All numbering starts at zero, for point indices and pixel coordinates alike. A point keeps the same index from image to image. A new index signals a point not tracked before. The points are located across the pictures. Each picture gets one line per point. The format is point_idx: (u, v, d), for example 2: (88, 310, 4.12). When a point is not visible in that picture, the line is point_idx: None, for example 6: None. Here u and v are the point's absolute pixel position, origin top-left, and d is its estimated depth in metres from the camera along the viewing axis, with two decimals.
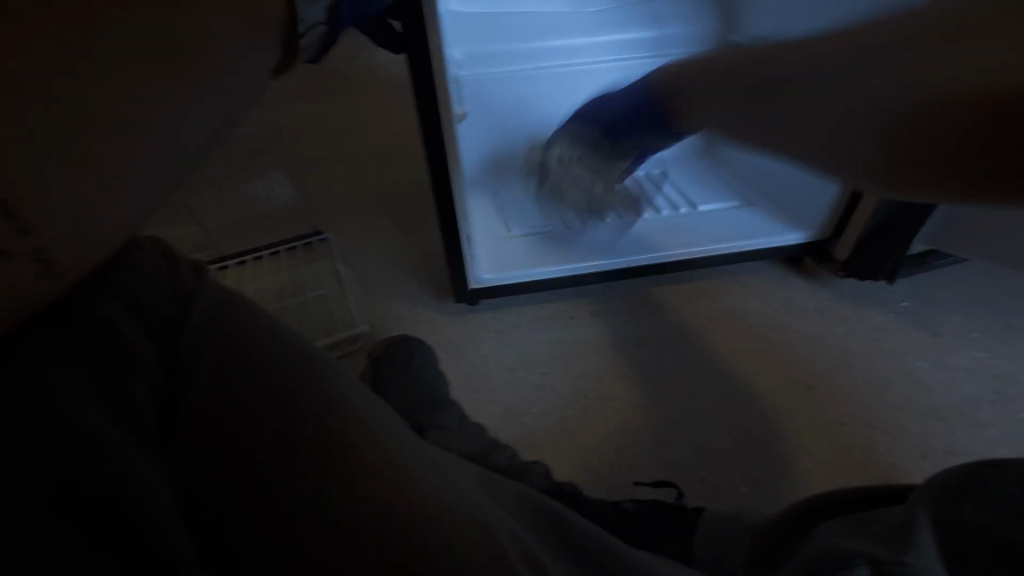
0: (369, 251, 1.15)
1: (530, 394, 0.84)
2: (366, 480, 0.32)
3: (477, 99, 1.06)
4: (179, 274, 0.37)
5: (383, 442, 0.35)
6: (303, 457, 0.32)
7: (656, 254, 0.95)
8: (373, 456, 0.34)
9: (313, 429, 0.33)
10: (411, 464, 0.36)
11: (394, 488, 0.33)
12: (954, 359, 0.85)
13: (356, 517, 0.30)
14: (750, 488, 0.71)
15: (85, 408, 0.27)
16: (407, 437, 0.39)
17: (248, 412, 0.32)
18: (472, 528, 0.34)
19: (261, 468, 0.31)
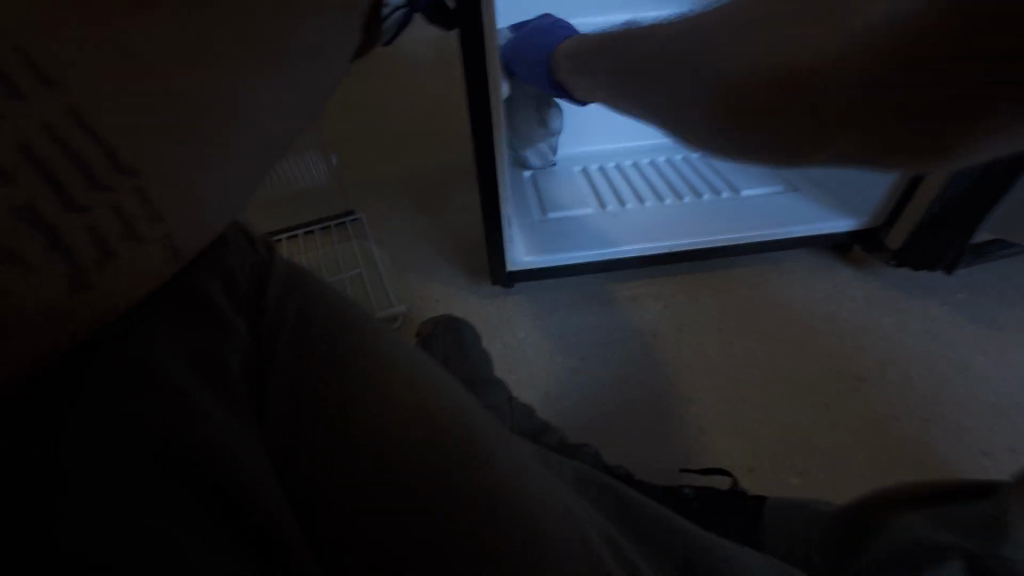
0: (403, 231, 1.15)
1: (569, 377, 0.84)
2: (437, 458, 0.31)
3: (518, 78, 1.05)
4: (254, 250, 0.38)
5: (458, 418, 0.33)
6: (376, 423, 0.31)
7: (698, 240, 0.93)
8: (448, 435, 0.32)
9: (386, 397, 0.32)
10: (488, 446, 0.33)
11: (469, 471, 0.31)
12: (1016, 353, 0.81)
13: (429, 495, 0.29)
14: (799, 479, 0.70)
15: (177, 369, 0.28)
16: (481, 415, 0.36)
17: (324, 377, 0.32)
18: (556, 521, 0.32)
19: (336, 440, 0.30)
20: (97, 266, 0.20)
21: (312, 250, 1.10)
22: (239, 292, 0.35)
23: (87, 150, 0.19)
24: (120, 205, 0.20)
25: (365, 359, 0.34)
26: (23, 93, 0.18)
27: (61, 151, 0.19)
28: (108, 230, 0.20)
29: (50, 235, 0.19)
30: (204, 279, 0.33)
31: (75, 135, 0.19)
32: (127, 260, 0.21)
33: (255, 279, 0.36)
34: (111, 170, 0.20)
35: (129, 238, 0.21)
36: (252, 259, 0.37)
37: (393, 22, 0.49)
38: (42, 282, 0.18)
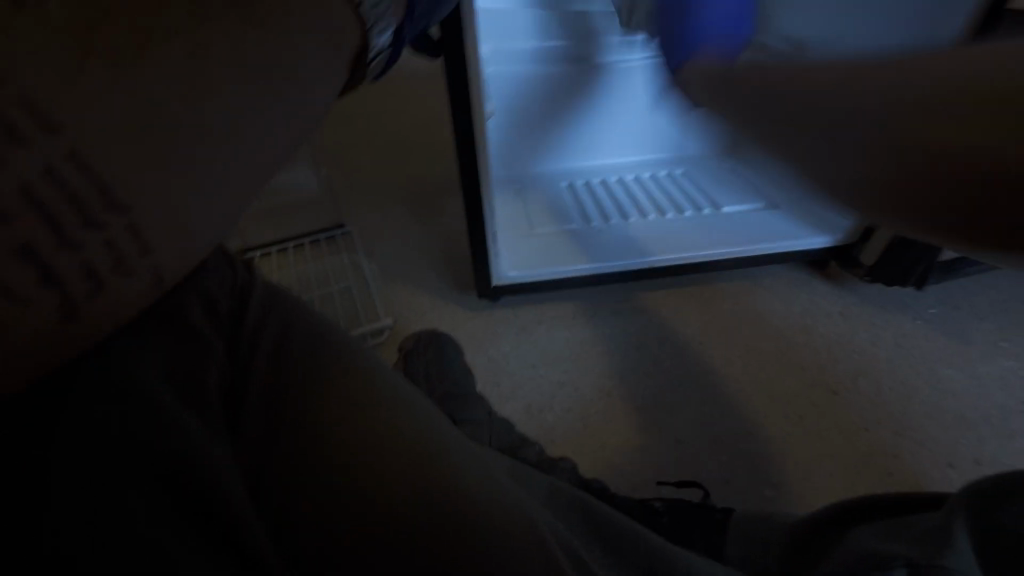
0: (391, 245, 1.16)
1: (553, 390, 0.85)
2: (404, 468, 0.32)
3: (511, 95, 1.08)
4: (235, 272, 0.40)
5: (424, 433, 0.35)
6: (348, 437, 0.33)
7: (680, 255, 0.95)
8: (414, 448, 0.34)
9: (359, 409, 0.34)
10: (455, 463, 0.35)
11: (431, 486, 0.32)
12: (984, 367, 0.84)
13: (394, 506, 0.31)
14: (776, 491, 0.71)
15: (158, 380, 0.30)
16: (450, 433, 0.38)
17: (301, 391, 0.34)
18: (522, 536, 0.33)
19: (310, 454, 0.32)
20: (87, 297, 0.22)
21: (300, 264, 1.11)
22: (221, 312, 0.37)
23: (81, 186, 0.21)
24: (110, 239, 0.22)
25: (340, 374, 0.36)
26: (25, 136, 0.19)
27: (57, 190, 0.20)
28: (101, 264, 0.22)
29: (44, 271, 0.20)
30: (189, 299, 0.35)
31: (69, 172, 0.20)
32: (114, 287, 0.23)
33: (236, 299, 0.38)
34: (105, 206, 0.22)
35: (118, 269, 0.23)
36: (233, 283, 0.39)
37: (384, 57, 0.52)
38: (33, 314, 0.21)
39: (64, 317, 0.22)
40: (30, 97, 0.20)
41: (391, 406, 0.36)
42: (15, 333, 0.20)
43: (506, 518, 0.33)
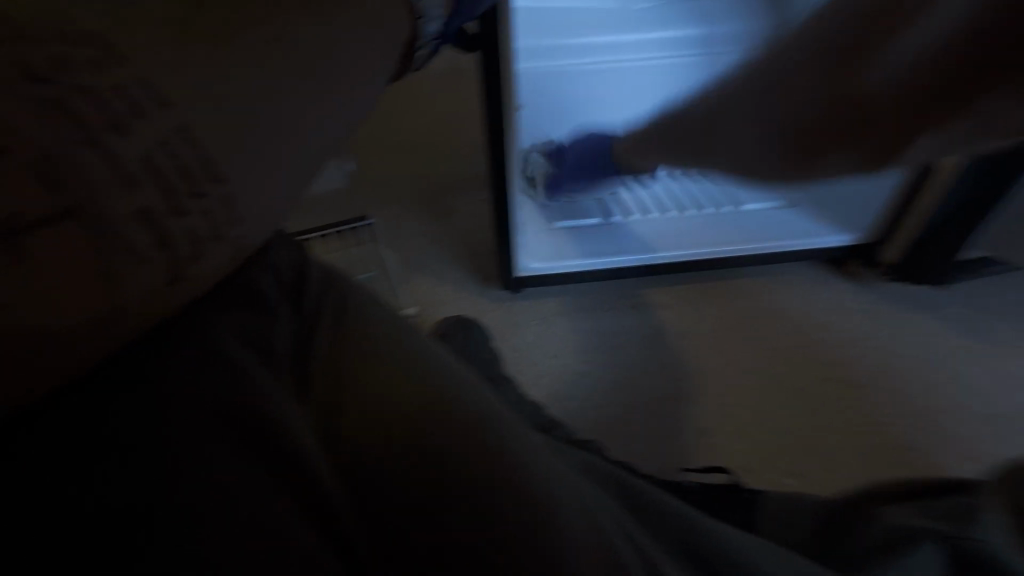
0: (415, 236, 1.19)
1: (575, 379, 0.87)
2: (461, 438, 0.33)
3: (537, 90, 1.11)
4: (293, 249, 0.42)
5: (477, 410, 0.36)
6: (406, 405, 0.34)
7: (702, 250, 0.97)
8: (469, 421, 0.35)
9: (411, 375, 0.36)
10: (507, 439, 0.36)
11: (485, 457, 0.33)
12: (1004, 364, 0.85)
13: (451, 471, 0.31)
14: (795, 480, 0.74)
15: (233, 339, 0.33)
16: (499, 411, 0.39)
17: (358, 357, 0.36)
18: (571, 506, 0.35)
19: (373, 421, 0.33)
20: (189, 260, 0.26)
21: None
22: (284, 283, 0.39)
23: (188, 158, 0.25)
24: (208, 208, 0.26)
25: (395, 350, 0.38)
26: (148, 114, 0.24)
27: (171, 161, 0.25)
28: (200, 233, 0.26)
29: (158, 228, 0.24)
30: (256, 269, 0.37)
31: (182, 145, 0.25)
32: (209, 255, 0.27)
33: (295, 273, 0.41)
34: (206, 178, 0.26)
35: (211, 235, 0.27)
36: (292, 260, 0.42)
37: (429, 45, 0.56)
38: (143, 274, 0.24)
39: (168, 281, 0.25)
40: (151, 84, 0.25)
41: (442, 376, 0.38)
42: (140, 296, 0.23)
43: (550, 486, 0.35)
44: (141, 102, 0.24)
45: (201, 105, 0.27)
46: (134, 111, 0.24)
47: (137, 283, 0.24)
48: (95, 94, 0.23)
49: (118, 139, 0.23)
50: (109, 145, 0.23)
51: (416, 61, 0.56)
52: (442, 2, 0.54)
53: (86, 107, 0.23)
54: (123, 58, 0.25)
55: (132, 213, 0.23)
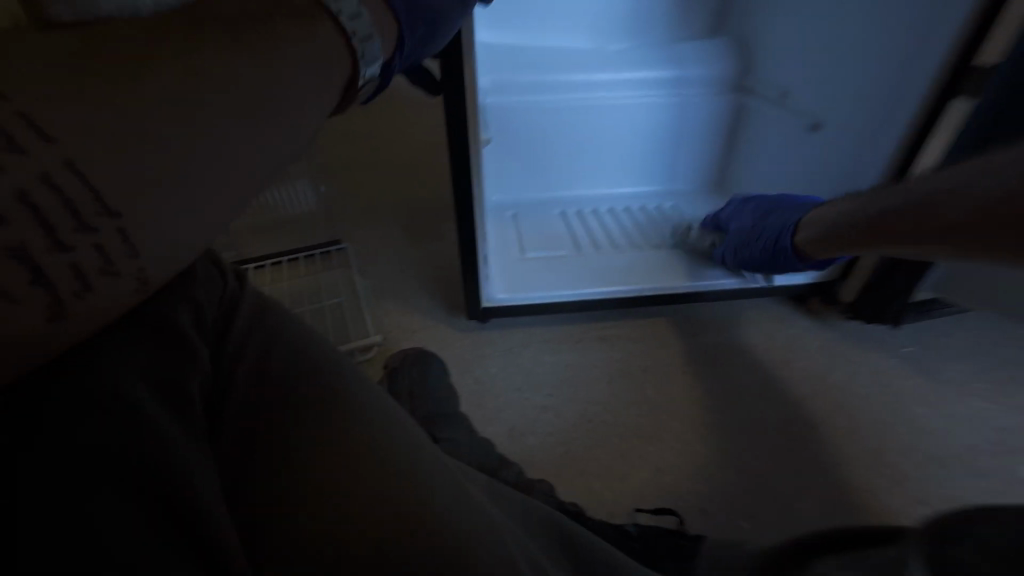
0: (385, 264, 1.18)
1: (536, 414, 0.86)
2: (377, 485, 0.33)
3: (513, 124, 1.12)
4: (223, 284, 0.42)
5: (401, 451, 0.36)
6: (323, 452, 0.34)
7: (667, 285, 0.98)
8: (392, 464, 0.35)
9: (327, 411, 0.36)
10: (432, 481, 0.35)
11: (404, 506, 0.32)
12: (957, 406, 0.86)
13: (364, 520, 0.31)
14: (751, 523, 0.72)
15: (136, 372, 0.31)
16: (430, 454, 0.38)
17: (278, 396, 0.36)
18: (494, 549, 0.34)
19: (286, 467, 0.33)
20: (74, 296, 0.25)
21: (292, 278, 1.13)
22: (209, 321, 0.39)
23: (76, 193, 0.25)
24: (101, 242, 0.26)
25: (321, 386, 0.37)
26: (27, 149, 0.24)
27: (54, 195, 0.25)
28: (87, 267, 0.26)
29: (32, 267, 0.24)
30: (178, 305, 0.37)
31: (67, 180, 0.25)
32: (100, 289, 0.26)
33: (223, 310, 0.41)
34: (100, 212, 0.26)
35: (104, 273, 0.26)
36: (221, 293, 0.42)
37: (374, 85, 0.57)
38: (22, 307, 0.23)
39: (50, 317, 0.24)
40: (37, 120, 0.25)
41: (366, 410, 0.38)
42: (8, 330, 0.23)
43: (472, 526, 0.34)
44: (23, 137, 0.25)
45: (93, 136, 0.27)
46: (12, 146, 0.24)
47: (2, 327, 0.23)
48: None
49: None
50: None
51: (359, 96, 0.55)
52: (384, 46, 0.54)
53: None
54: (3, 92, 0.26)
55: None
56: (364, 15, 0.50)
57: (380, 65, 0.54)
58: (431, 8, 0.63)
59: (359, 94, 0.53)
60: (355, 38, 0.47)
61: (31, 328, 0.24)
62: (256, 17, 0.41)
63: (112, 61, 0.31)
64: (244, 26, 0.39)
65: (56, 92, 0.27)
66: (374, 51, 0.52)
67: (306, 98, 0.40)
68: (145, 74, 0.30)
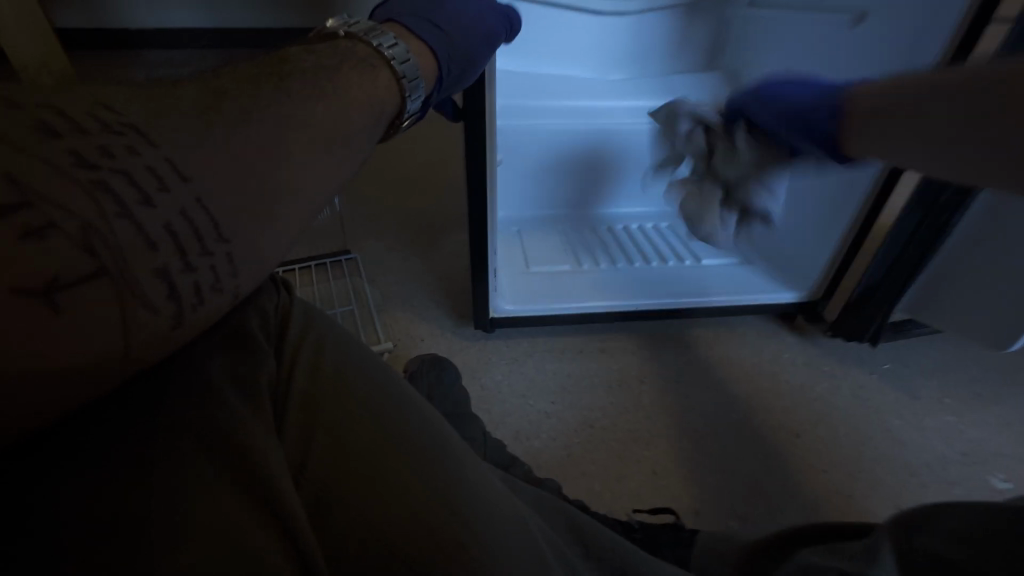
0: (396, 274, 1.23)
1: (540, 420, 0.91)
2: (423, 483, 0.37)
3: (523, 143, 1.18)
4: (280, 295, 0.47)
5: (442, 452, 0.41)
6: (376, 449, 0.38)
7: (664, 300, 1.05)
8: (435, 463, 0.39)
9: (373, 408, 0.41)
10: (469, 483, 0.40)
11: (446, 502, 0.37)
12: (930, 420, 0.92)
13: (415, 508, 0.36)
14: (741, 523, 0.77)
15: (219, 379, 0.37)
16: (467, 459, 0.43)
17: (334, 397, 0.40)
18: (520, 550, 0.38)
19: (344, 460, 0.37)
20: (191, 308, 0.33)
21: (306, 285, 1.18)
22: (271, 328, 0.44)
23: (202, 224, 0.34)
24: (214, 264, 0.34)
25: (372, 391, 0.42)
26: (171, 189, 0.32)
27: (188, 226, 0.33)
28: (204, 283, 0.34)
29: (170, 283, 0.32)
30: (247, 317, 0.42)
31: (196, 214, 0.33)
32: (209, 302, 0.34)
33: (281, 318, 0.45)
34: (216, 239, 0.34)
35: (214, 289, 0.34)
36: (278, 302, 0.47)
37: (414, 116, 0.64)
38: (161, 316, 0.31)
39: (175, 325, 0.32)
40: (177, 165, 0.33)
41: (405, 408, 0.43)
42: (150, 330, 0.31)
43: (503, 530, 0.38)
44: (168, 179, 0.32)
45: (213, 179, 0.34)
46: (160, 187, 0.32)
47: (146, 331, 0.30)
48: (136, 172, 0.31)
49: (145, 212, 0.31)
50: (137, 216, 0.31)
51: (402, 127, 0.63)
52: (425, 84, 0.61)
53: (124, 189, 0.30)
54: (154, 141, 0.33)
55: (152, 272, 0.31)
56: (411, 61, 0.60)
57: (419, 101, 0.61)
58: (464, 48, 0.70)
59: (401, 127, 0.62)
60: (404, 78, 0.57)
61: (161, 333, 0.31)
62: (325, 74, 0.49)
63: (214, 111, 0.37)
64: (317, 81, 0.47)
65: (190, 141, 0.35)
66: (415, 87, 0.59)
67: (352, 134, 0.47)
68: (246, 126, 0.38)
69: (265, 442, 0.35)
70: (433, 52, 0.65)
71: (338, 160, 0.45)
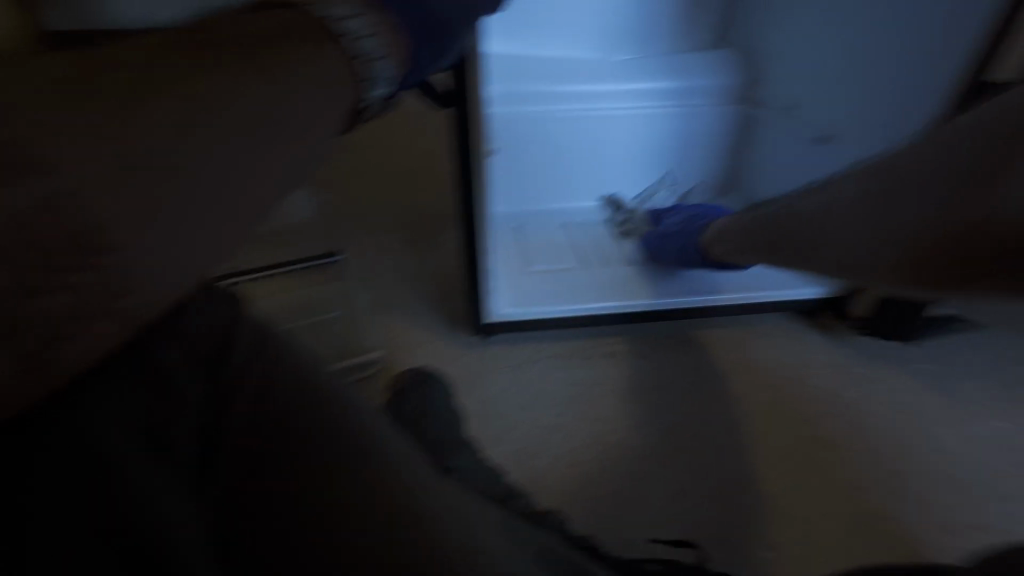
0: (387, 275, 1.15)
1: (543, 435, 0.83)
2: (367, 542, 0.34)
3: (519, 132, 1.07)
4: (217, 309, 0.40)
5: (399, 496, 0.37)
6: (311, 497, 0.35)
7: (676, 300, 0.96)
8: (386, 517, 0.36)
9: (312, 452, 0.36)
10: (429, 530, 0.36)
11: (396, 559, 0.34)
12: (975, 427, 0.84)
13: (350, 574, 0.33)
14: (767, 549, 0.71)
15: (120, 426, 0.31)
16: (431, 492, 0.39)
17: (275, 440, 0.36)
18: None
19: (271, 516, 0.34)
20: (45, 342, 0.27)
21: None
22: (198, 353, 0.37)
23: (52, 238, 0.27)
24: (77, 285, 0.28)
25: (317, 423, 0.37)
26: (17, 198, 0.27)
27: (36, 241, 0.27)
28: (59, 310, 0.27)
29: (12, 319, 0.26)
30: (165, 344, 0.35)
31: (47, 227, 0.27)
32: (76, 332, 0.28)
33: (216, 338, 0.39)
34: (77, 257, 0.28)
35: (77, 317, 0.28)
36: (213, 322, 0.39)
37: (379, 105, 0.57)
38: (3, 360, 0.26)
39: (20, 360, 0.26)
40: (35, 171, 0.28)
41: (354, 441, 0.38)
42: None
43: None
44: (16, 190, 0.27)
45: (76, 184, 0.29)
46: (4, 200, 0.27)
47: None
48: None
49: None
50: None
51: (366, 115, 0.55)
52: (391, 66, 0.54)
53: None
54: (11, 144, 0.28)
55: None
56: (373, 37, 0.53)
57: (382, 87, 0.54)
58: (440, 21, 0.62)
59: (366, 116, 0.55)
60: (356, 59, 0.50)
61: (5, 379, 0.26)
62: (262, 53, 0.43)
63: (92, 101, 0.33)
64: (247, 66, 0.41)
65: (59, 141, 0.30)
66: (372, 71, 0.52)
67: (283, 125, 0.40)
68: (135, 120, 0.33)
69: (175, 503, 0.31)
70: (402, 33, 0.57)
71: (269, 157, 0.39)
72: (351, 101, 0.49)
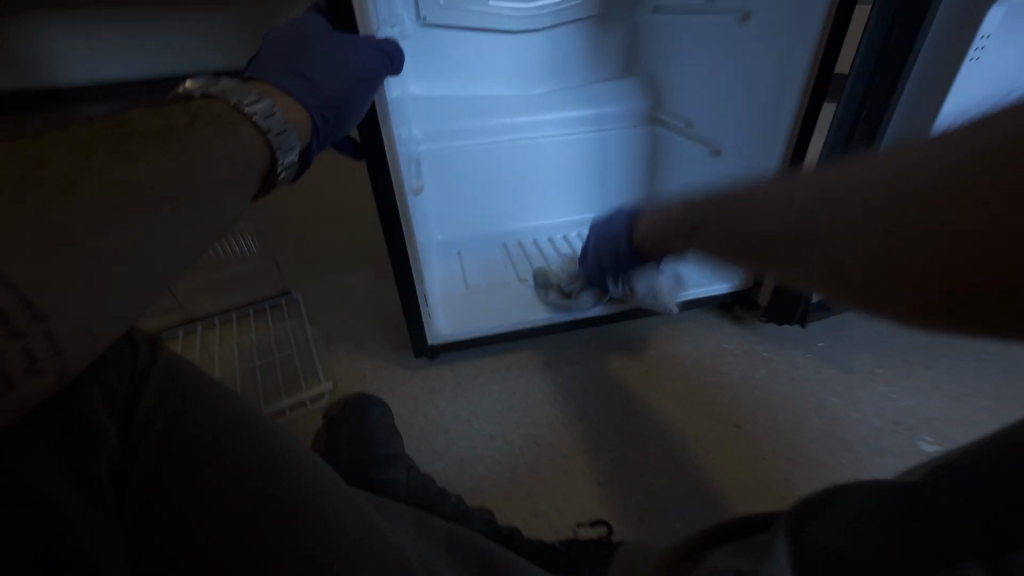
0: (337, 310, 1.21)
1: (484, 444, 0.89)
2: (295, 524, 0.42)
3: (447, 169, 1.18)
4: (137, 356, 0.48)
5: (314, 481, 0.46)
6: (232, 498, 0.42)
7: (602, 306, 1.05)
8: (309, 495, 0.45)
9: (226, 464, 0.43)
10: (342, 510, 0.45)
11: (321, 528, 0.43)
12: (863, 393, 0.95)
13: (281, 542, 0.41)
14: (683, 523, 0.78)
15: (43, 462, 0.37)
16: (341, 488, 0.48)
17: (179, 463, 0.42)
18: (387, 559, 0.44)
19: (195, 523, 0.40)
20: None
21: (244, 333, 1.14)
22: (116, 399, 0.44)
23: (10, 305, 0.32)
24: (28, 344, 0.33)
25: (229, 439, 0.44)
26: None
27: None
28: (13, 367, 0.32)
29: None
30: (90, 393, 0.42)
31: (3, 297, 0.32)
32: (23, 387, 0.33)
33: (135, 381, 0.46)
34: (29, 318, 0.33)
35: (29, 372, 0.33)
36: (133, 367, 0.47)
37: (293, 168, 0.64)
38: None
39: None
40: None
41: (264, 462, 0.45)
42: None
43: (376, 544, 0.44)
44: None
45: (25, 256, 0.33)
46: None
47: None
48: None
49: None
50: None
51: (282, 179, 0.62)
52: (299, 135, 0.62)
53: None
54: None
55: None
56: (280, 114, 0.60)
57: (295, 151, 0.62)
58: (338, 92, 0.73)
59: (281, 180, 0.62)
60: (270, 132, 0.57)
61: None
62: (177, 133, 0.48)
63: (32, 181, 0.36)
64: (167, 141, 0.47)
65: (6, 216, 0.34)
66: (287, 144, 0.59)
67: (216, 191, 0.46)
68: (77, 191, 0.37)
69: (100, 527, 0.37)
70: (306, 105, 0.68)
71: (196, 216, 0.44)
72: (266, 166, 0.56)
